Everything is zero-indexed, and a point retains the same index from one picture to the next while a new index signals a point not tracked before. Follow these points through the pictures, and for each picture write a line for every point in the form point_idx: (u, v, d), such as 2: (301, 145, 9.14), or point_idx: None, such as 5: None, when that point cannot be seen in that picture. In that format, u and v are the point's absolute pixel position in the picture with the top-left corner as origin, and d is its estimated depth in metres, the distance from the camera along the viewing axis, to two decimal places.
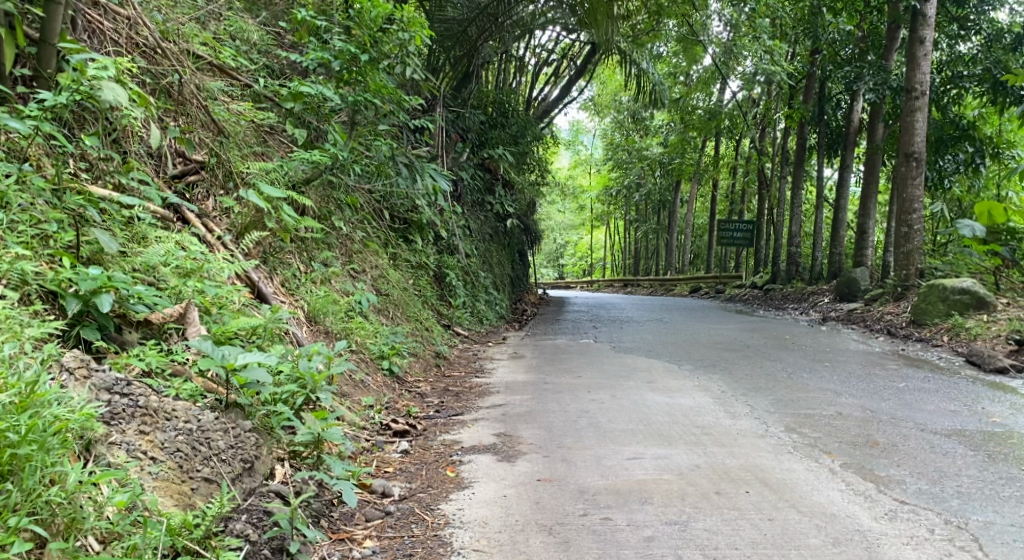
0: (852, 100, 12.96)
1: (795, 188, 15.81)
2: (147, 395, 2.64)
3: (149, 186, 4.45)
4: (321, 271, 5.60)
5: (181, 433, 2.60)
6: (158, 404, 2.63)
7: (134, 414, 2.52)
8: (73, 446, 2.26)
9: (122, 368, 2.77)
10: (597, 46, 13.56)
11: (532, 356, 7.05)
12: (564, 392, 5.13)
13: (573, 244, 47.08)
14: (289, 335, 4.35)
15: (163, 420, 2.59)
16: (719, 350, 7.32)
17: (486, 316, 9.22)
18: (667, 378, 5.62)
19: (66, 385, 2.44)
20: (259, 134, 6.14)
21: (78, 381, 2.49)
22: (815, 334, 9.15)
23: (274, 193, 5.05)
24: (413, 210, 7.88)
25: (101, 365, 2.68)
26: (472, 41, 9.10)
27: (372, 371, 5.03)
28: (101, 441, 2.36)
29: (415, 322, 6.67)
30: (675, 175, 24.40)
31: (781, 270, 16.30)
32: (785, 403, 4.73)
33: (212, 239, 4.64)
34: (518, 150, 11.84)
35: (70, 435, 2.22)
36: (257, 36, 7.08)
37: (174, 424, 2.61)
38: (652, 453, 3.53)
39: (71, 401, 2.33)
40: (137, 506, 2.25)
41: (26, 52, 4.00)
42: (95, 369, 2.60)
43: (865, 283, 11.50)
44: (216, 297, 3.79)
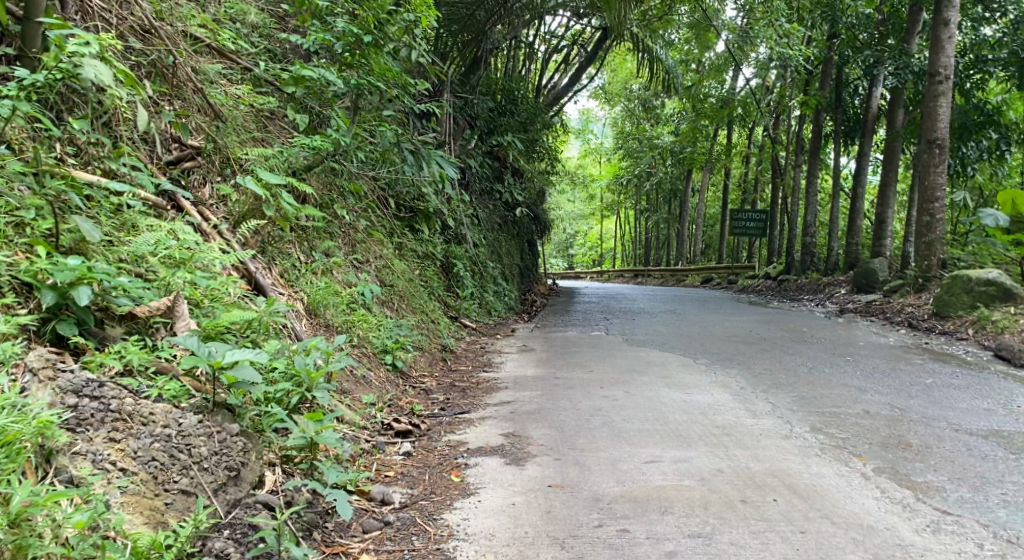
0: (871, 86, 12.74)
1: (810, 177, 15.50)
2: (122, 398, 2.44)
3: (141, 172, 4.26)
4: (322, 262, 5.40)
5: (158, 440, 2.40)
6: (133, 408, 2.44)
7: (104, 419, 2.33)
8: (32, 457, 2.09)
9: (98, 368, 2.58)
10: (609, 30, 13.27)
11: (542, 349, 6.84)
12: (575, 388, 4.93)
13: (583, 235, 46.83)
14: (287, 329, 4.15)
15: (137, 426, 2.39)
16: (735, 343, 7.09)
17: (494, 308, 9.01)
18: (682, 373, 5.40)
19: (28, 390, 2.29)
20: (260, 120, 5.94)
21: (42, 384, 2.33)
22: (834, 326, 8.89)
23: (274, 180, 4.83)
24: (419, 199, 7.66)
25: (72, 365, 2.51)
26: (480, 25, 8.86)
27: (375, 366, 4.84)
28: (63, 451, 2.18)
29: (421, 315, 6.47)
30: (687, 164, 24.08)
31: (795, 260, 16.01)
32: (807, 400, 4.50)
33: (207, 228, 4.44)
34: (528, 137, 11.64)
35: (21, 448, 2.05)
36: (259, 19, 6.87)
37: (150, 430, 2.41)
38: (671, 456, 3.32)
39: (27, 410, 2.16)
40: (100, 526, 2.05)
41: (9, 31, 3.80)
42: (63, 369, 2.44)
43: (883, 274, 11.22)
44: (207, 289, 3.60)
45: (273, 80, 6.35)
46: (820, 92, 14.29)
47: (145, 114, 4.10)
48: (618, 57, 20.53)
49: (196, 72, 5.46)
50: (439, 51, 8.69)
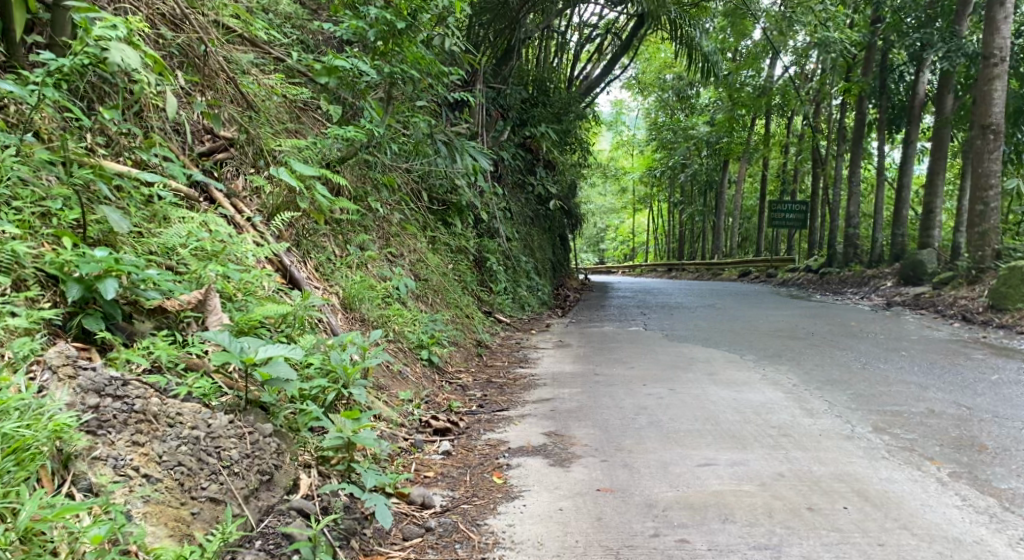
0: (919, 71, 12.29)
1: (852, 167, 15.04)
2: (147, 397, 2.32)
3: (173, 163, 4.17)
4: (357, 255, 5.28)
5: (185, 443, 2.28)
6: (159, 408, 2.32)
7: (127, 421, 2.20)
8: (48, 465, 1.97)
9: (124, 365, 2.46)
10: (644, 17, 12.98)
11: (580, 344, 6.66)
12: (617, 385, 4.73)
13: (614, 228, 46.41)
14: (323, 323, 4.03)
15: (163, 428, 2.27)
16: (782, 338, 6.82)
17: (528, 303, 8.83)
18: (729, 370, 5.18)
19: (46, 389, 2.15)
20: (293, 111, 5.82)
21: (61, 382, 2.20)
22: (883, 321, 8.55)
23: (307, 171, 4.72)
24: (452, 192, 7.50)
25: (95, 362, 2.37)
26: (514, 15, 8.70)
27: (411, 362, 4.69)
28: (82, 457, 2.05)
29: (456, 310, 6.32)
30: (722, 155, 23.61)
31: (837, 253, 15.55)
32: (866, 398, 4.26)
33: (240, 221, 4.33)
34: (562, 128, 11.40)
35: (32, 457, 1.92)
36: (291, 10, 6.79)
37: (177, 431, 2.29)
38: (726, 459, 3.12)
39: (39, 412, 2.03)
40: (120, 540, 1.92)
41: (38, 18, 3.73)
42: (82, 367, 2.29)
43: (931, 265, 10.80)
44: (240, 282, 3.47)
45: (305, 70, 6.24)
46: (863, 78, 13.88)
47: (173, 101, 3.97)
48: (652, 46, 20.19)
49: (227, 62, 5.36)
50: (472, 41, 8.53)
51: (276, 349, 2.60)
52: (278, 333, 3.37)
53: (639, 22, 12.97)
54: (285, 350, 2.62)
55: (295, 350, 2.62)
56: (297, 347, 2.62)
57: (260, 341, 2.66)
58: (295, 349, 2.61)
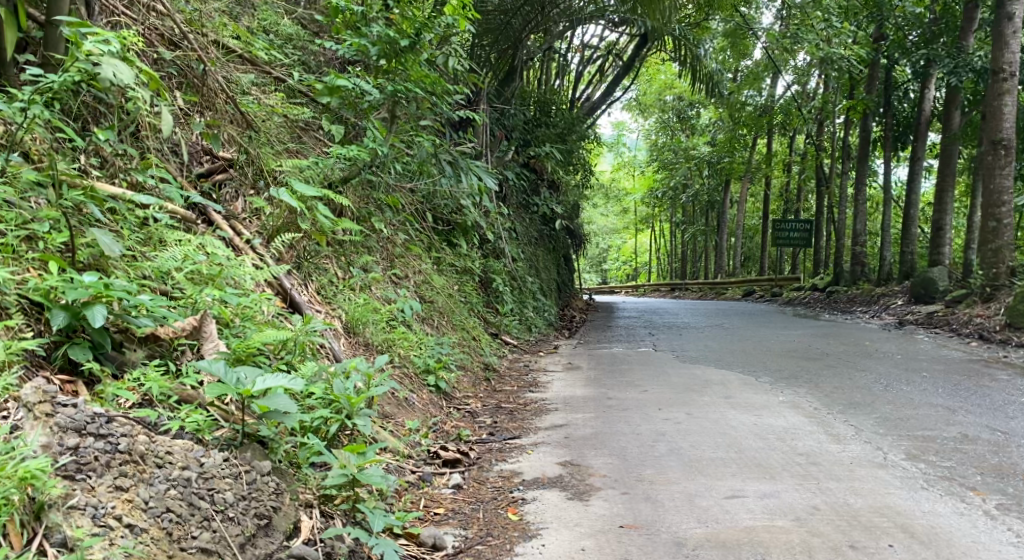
0: (924, 88, 12.24)
1: (858, 185, 14.94)
2: (133, 436, 2.16)
3: (170, 184, 4.03)
4: (360, 277, 5.12)
5: (174, 486, 2.10)
6: (146, 448, 2.15)
7: (109, 463, 2.04)
8: (15, 517, 1.79)
9: (112, 400, 2.29)
10: (647, 37, 12.95)
11: (590, 366, 6.48)
12: (632, 410, 4.55)
13: (616, 249, 46.33)
14: (325, 349, 3.87)
15: (151, 470, 2.10)
16: (797, 359, 6.64)
17: (535, 324, 8.66)
18: (747, 393, 4.99)
19: (21, 430, 1.98)
20: (294, 131, 5.70)
21: (38, 422, 2.03)
22: (898, 340, 8.36)
23: (308, 192, 4.58)
24: (457, 212, 7.35)
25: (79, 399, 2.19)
26: (517, 35, 8.63)
27: (418, 388, 4.52)
28: (57, 505, 1.87)
29: (462, 332, 6.15)
30: (725, 175, 23.56)
31: (844, 271, 15.38)
32: (893, 422, 4.08)
33: (239, 243, 4.20)
34: (566, 148, 11.30)
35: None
36: (292, 30, 6.71)
37: (165, 473, 2.12)
38: (755, 490, 2.94)
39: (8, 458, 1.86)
40: None
41: (30, 36, 3.61)
42: (61, 405, 2.12)
43: (943, 282, 10.62)
44: (238, 306, 3.31)
45: (306, 89, 6.12)
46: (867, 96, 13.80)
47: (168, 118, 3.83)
48: (652, 66, 20.23)
49: (228, 81, 5.26)
50: (476, 61, 8.46)
51: (275, 379, 2.43)
52: (276, 362, 3.21)
53: (642, 43, 12.93)
54: (285, 380, 2.45)
55: (297, 380, 2.46)
56: (298, 377, 2.46)
57: (258, 370, 2.50)
58: (297, 379, 2.45)
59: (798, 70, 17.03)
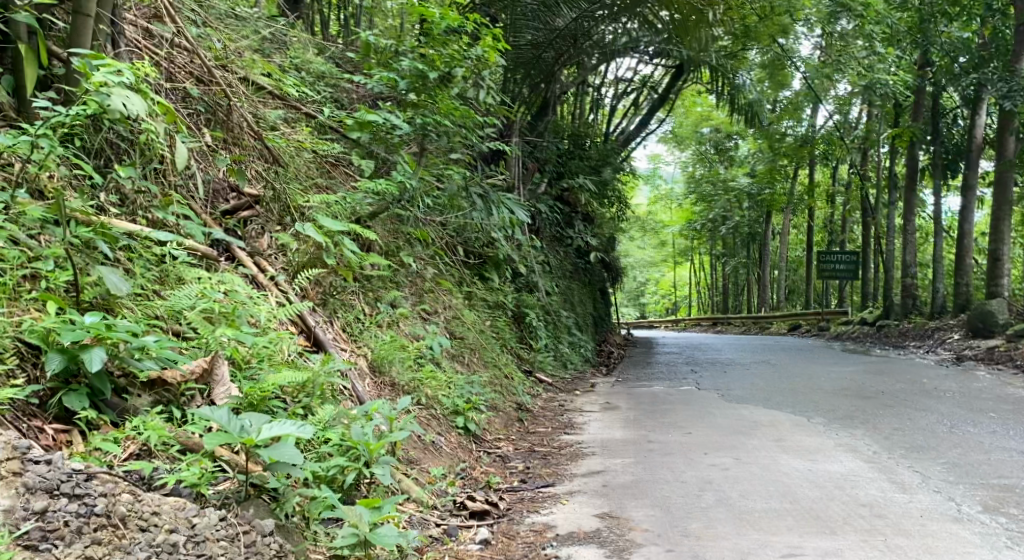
0: (974, 113, 11.81)
1: (906, 214, 14.44)
2: (114, 497, 2.08)
3: (191, 221, 3.89)
4: (388, 313, 4.96)
5: (153, 555, 1.99)
6: (127, 510, 2.07)
7: (82, 530, 1.97)
8: None
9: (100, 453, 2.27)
10: (683, 68, 12.77)
11: (628, 406, 6.19)
12: (674, 454, 4.27)
13: (654, 283, 45.64)
14: (348, 389, 3.69)
15: (132, 535, 2.01)
16: (850, 398, 6.27)
17: (570, 361, 8.40)
18: (798, 436, 4.68)
19: None
20: (323, 166, 5.59)
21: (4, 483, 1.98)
22: (956, 377, 7.90)
23: (336, 226, 4.45)
24: (489, 246, 7.18)
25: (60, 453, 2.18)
26: (550, 67, 8.54)
27: (447, 431, 4.30)
28: None
29: (495, 370, 5.93)
30: (765, 207, 23.09)
31: (894, 304, 14.80)
32: (963, 469, 3.74)
33: (262, 280, 4.06)
34: (601, 181, 11.12)
35: None
36: (324, 67, 6.68)
37: (147, 539, 2.02)
38: (815, 547, 2.66)
39: None
40: None
41: (52, 72, 3.56)
42: (33, 461, 2.08)
43: (1002, 316, 10.20)
44: (254, 347, 3.14)
45: (337, 125, 6.04)
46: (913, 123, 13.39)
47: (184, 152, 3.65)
48: (688, 99, 20.04)
49: (257, 118, 5.21)
50: (508, 94, 8.36)
51: (283, 427, 2.25)
52: (293, 406, 3.02)
53: (677, 74, 12.74)
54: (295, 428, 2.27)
55: (307, 427, 2.27)
56: (308, 424, 2.27)
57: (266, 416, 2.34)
58: (307, 426, 2.26)
59: (839, 99, 16.69)
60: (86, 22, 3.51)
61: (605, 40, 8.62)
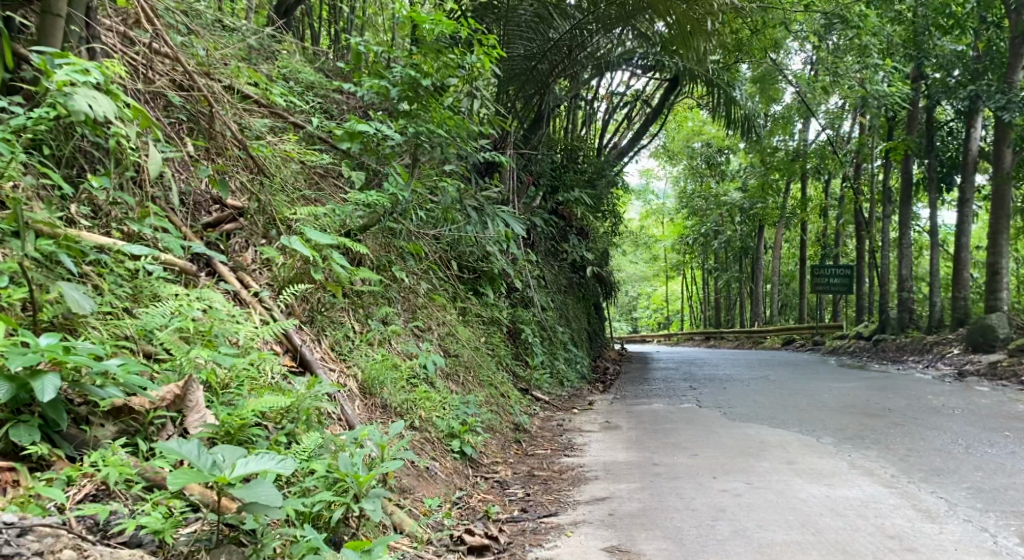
0: (970, 127, 11.73)
1: (902, 228, 14.33)
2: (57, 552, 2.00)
3: (168, 234, 3.63)
4: (379, 330, 4.72)
5: None
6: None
7: None
8: None
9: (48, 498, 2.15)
10: (678, 81, 12.63)
11: (629, 424, 5.97)
12: (682, 479, 4.05)
13: (647, 297, 45.48)
14: (336, 413, 3.45)
15: None
16: (857, 416, 6.07)
17: (566, 378, 8.17)
18: (810, 458, 4.47)
19: None
20: (311, 177, 5.35)
21: None
22: (962, 393, 7.73)
23: (321, 239, 4.24)
24: (483, 260, 6.96)
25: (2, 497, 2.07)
26: (544, 78, 8.37)
27: (442, 456, 4.05)
28: None
29: (490, 389, 5.69)
30: (757, 221, 23.01)
31: (890, 318, 14.65)
32: (990, 497, 3.54)
33: (245, 297, 3.79)
34: (596, 193, 10.95)
35: None
36: (313, 76, 6.47)
37: None
38: None
39: None
40: None
41: (18, 75, 3.31)
42: None
43: (1002, 330, 10.08)
44: (230, 369, 2.90)
45: (326, 136, 5.83)
46: (908, 136, 13.31)
47: (156, 158, 3.49)
48: (680, 113, 19.96)
49: (242, 126, 4.96)
50: (501, 105, 8.18)
51: (261, 462, 2.12)
52: (274, 435, 2.78)
53: (672, 86, 12.60)
54: (273, 463, 2.14)
55: (287, 462, 2.15)
56: (288, 459, 2.15)
57: (241, 450, 2.20)
58: (287, 461, 2.14)
59: (831, 113, 16.65)
60: (56, 23, 3.37)
61: (600, 50, 8.46)
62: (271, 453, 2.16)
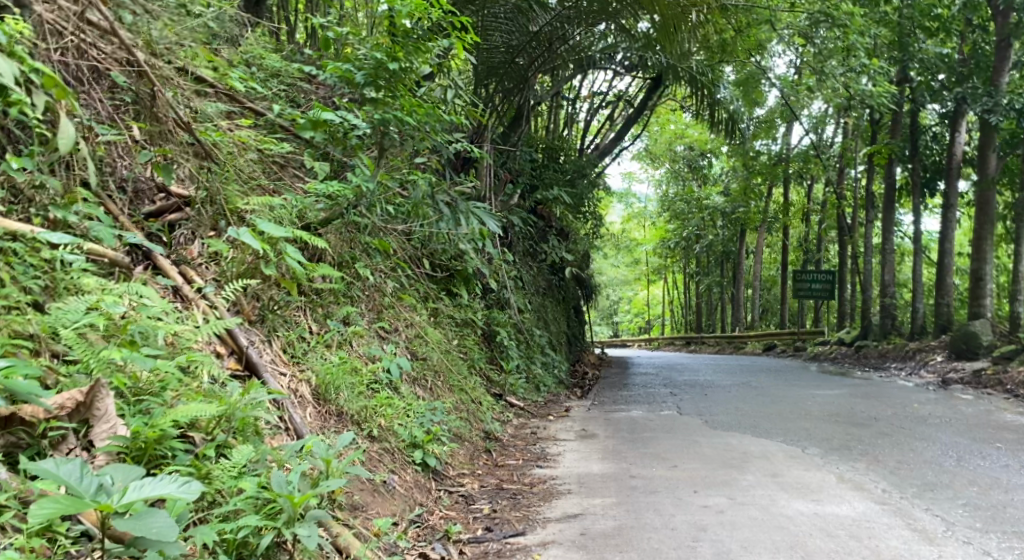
0: (954, 131, 11.60)
1: (885, 233, 14.22)
2: None
3: (101, 222, 3.36)
4: (339, 331, 4.40)
5: None
6: None
7: None
8: None
9: None
10: (660, 80, 12.38)
11: (606, 432, 5.70)
12: (661, 493, 3.78)
13: (629, 301, 45.32)
14: (284, 420, 3.22)
15: None
16: (843, 425, 5.83)
17: (543, 383, 7.87)
18: (796, 470, 4.22)
19: None
20: (270, 168, 5.03)
21: None
22: (948, 402, 7.52)
23: (275, 231, 3.91)
24: (457, 259, 6.66)
25: None
26: (524, 73, 8.09)
27: (401, 469, 3.75)
28: None
29: (461, 394, 5.38)
30: (739, 225, 22.87)
31: (872, 324, 14.50)
32: (990, 516, 3.29)
33: (188, 294, 3.52)
34: (576, 193, 10.69)
35: None
36: (280, 64, 6.15)
37: None
38: None
39: None
40: None
41: None
42: None
43: (986, 337, 9.91)
44: (154, 373, 2.70)
45: (289, 124, 5.51)
46: (891, 141, 13.19)
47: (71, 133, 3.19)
48: (662, 116, 19.80)
49: (192, 112, 4.63)
50: (478, 100, 7.89)
51: (159, 487, 2.02)
52: (199, 448, 2.59)
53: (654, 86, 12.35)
54: (173, 487, 2.05)
55: (190, 486, 2.05)
56: (191, 482, 2.06)
57: (137, 471, 2.11)
58: (190, 485, 2.06)
59: (814, 117, 16.53)
60: None
61: (582, 45, 8.20)
62: (172, 477, 2.06)
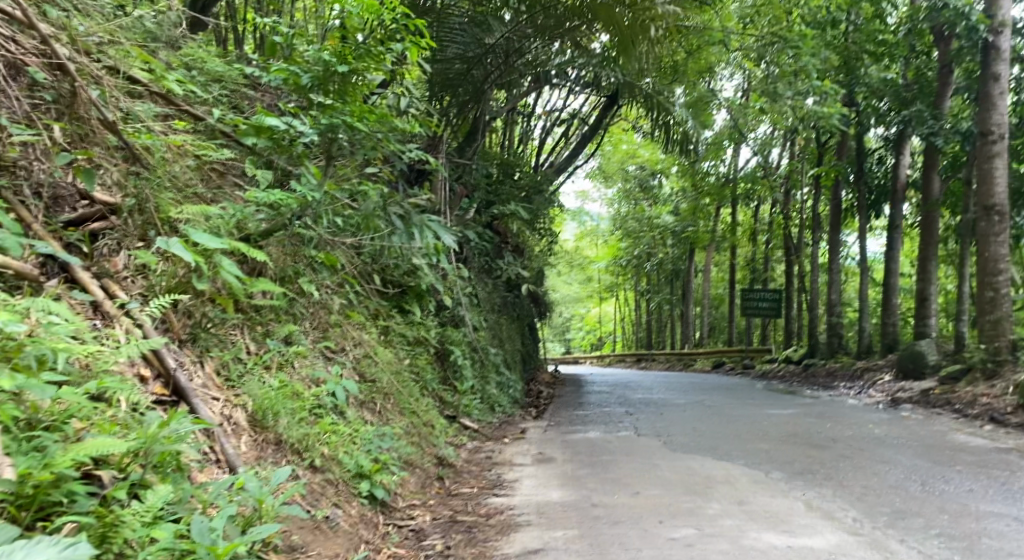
0: (898, 153, 11.85)
1: (833, 253, 14.45)
2: None
3: (6, 229, 3.06)
4: (279, 351, 4.09)
5: None
6: None
7: None
8: None
9: None
10: (615, 98, 12.34)
11: (563, 456, 5.48)
12: (627, 525, 3.57)
13: (580, 318, 45.44)
14: (213, 452, 2.98)
15: None
16: (802, 447, 5.74)
17: (498, 403, 7.62)
18: (762, 497, 4.06)
19: None
20: (208, 176, 4.69)
21: None
22: (901, 421, 7.53)
23: (208, 242, 3.62)
24: (409, 275, 6.39)
25: None
26: (479, 84, 7.91)
27: (344, 503, 3.46)
28: None
29: (412, 418, 5.09)
30: (689, 244, 23.07)
31: (821, 343, 14.68)
32: (966, 548, 3.17)
33: (108, 310, 3.22)
34: (532, 209, 10.52)
35: None
36: (223, 69, 5.82)
37: None
38: None
39: None
40: None
41: None
42: None
43: (932, 357, 10.05)
44: (56, 402, 2.50)
45: (231, 130, 5.18)
46: (839, 163, 13.41)
47: None
48: (614, 136, 19.90)
49: (121, 113, 4.28)
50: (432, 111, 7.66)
51: (39, 552, 1.89)
52: (107, 489, 2.39)
53: (609, 104, 12.30)
54: (57, 550, 1.92)
55: (76, 549, 1.93)
56: (78, 545, 1.94)
57: (11, 533, 1.96)
58: (75, 548, 1.94)
59: (762, 139, 16.80)
60: None
61: (538, 58, 8.07)
62: (55, 540, 1.93)
